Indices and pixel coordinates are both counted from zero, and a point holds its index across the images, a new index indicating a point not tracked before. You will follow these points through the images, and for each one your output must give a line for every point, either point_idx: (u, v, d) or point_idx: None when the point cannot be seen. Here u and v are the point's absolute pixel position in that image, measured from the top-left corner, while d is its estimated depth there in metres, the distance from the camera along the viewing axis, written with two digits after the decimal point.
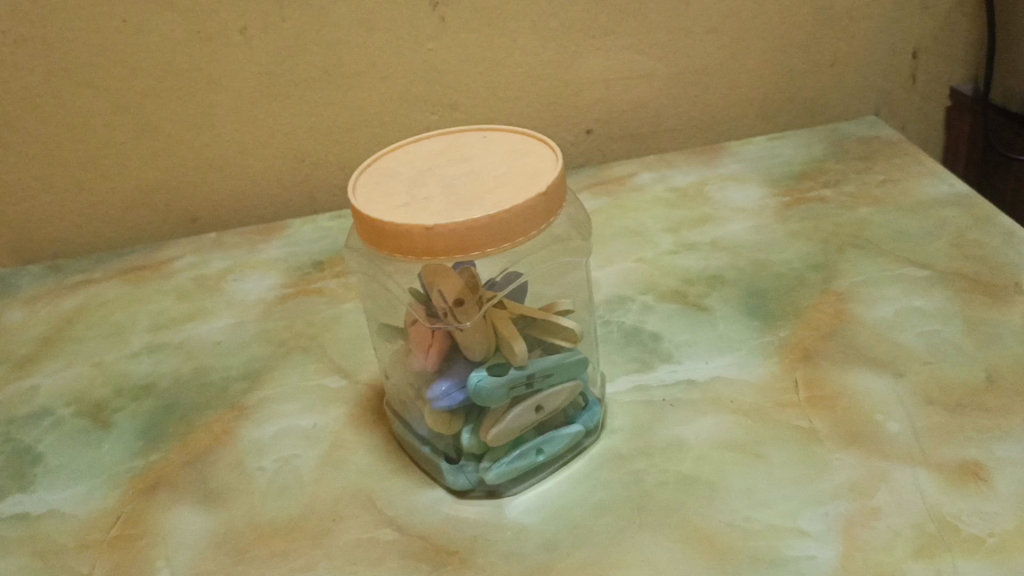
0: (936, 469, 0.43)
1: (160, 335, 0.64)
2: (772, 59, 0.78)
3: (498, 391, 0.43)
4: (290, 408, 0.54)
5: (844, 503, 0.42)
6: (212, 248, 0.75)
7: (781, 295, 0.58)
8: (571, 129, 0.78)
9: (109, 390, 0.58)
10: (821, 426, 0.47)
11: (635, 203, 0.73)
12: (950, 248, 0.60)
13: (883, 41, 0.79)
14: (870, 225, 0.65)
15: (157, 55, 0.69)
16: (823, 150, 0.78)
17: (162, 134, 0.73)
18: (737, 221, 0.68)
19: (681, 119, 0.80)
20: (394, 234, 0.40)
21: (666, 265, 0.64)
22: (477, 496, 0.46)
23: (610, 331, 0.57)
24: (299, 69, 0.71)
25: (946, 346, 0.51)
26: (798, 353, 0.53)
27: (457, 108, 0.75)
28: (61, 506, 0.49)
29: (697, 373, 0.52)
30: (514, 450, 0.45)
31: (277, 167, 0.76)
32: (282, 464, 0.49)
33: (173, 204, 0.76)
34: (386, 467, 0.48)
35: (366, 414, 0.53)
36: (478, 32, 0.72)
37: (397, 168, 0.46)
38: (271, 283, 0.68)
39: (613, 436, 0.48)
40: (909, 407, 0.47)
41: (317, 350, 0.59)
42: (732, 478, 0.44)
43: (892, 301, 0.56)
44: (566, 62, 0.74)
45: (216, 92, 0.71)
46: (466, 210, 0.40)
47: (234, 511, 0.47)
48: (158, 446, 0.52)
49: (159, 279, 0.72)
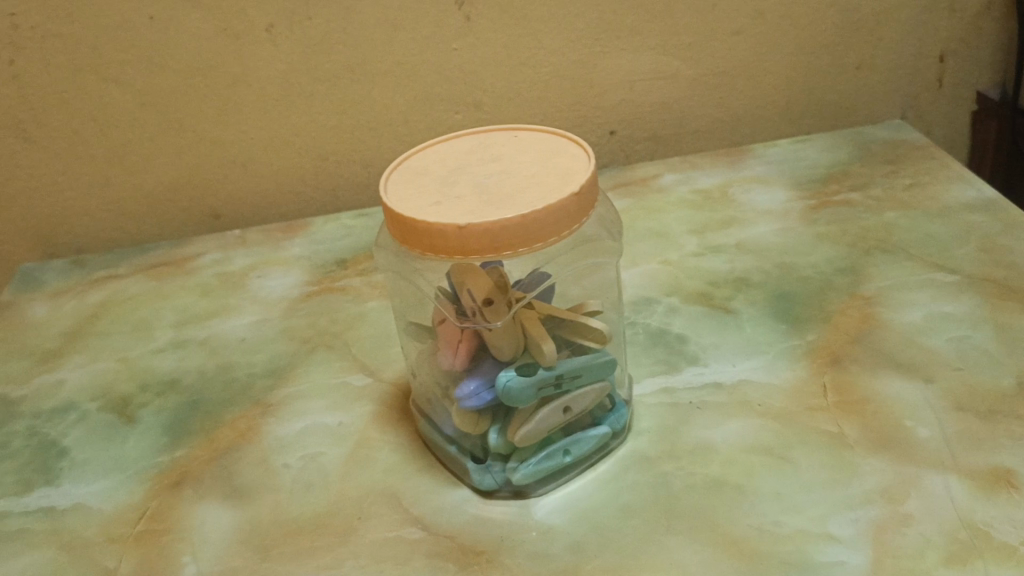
0: (967, 476, 0.43)
1: (184, 330, 0.64)
2: (797, 62, 0.78)
3: (527, 391, 0.43)
4: (315, 406, 0.54)
5: (875, 509, 0.42)
6: (236, 244, 0.76)
7: (808, 298, 0.58)
8: (595, 130, 0.78)
9: (134, 385, 0.59)
10: (850, 431, 0.47)
11: (659, 204, 0.73)
12: (979, 253, 0.60)
13: (911, 45, 0.78)
14: (897, 229, 0.64)
15: (184, 52, 0.69)
16: (849, 153, 0.77)
17: (187, 131, 0.73)
18: (763, 224, 0.68)
19: (706, 120, 0.80)
20: (426, 232, 0.40)
21: (691, 267, 0.64)
22: (503, 496, 0.46)
23: (635, 332, 0.57)
24: (324, 68, 0.71)
25: (976, 351, 0.51)
26: (826, 357, 0.52)
27: (481, 107, 0.75)
28: (87, 500, 0.49)
29: (724, 376, 0.52)
30: (541, 451, 0.45)
31: (301, 165, 0.76)
32: (307, 462, 0.49)
33: (197, 200, 0.77)
34: (411, 466, 0.48)
35: (391, 412, 0.53)
36: (504, 32, 0.71)
37: (428, 167, 0.46)
38: (294, 281, 0.69)
39: (639, 438, 0.48)
40: (939, 413, 0.47)
41: (342, 348, 0.59)
42: (760, 482, 0.44)
43: (921, 306, 0.56)
44: (591, 62, 0.74)
45: (242, 89, 0.72)
46: (499, 210, 0.40)
47: (260, 508, 0.47)
48: (183, 442, 0.52)
49: (182, 275, 0.72)
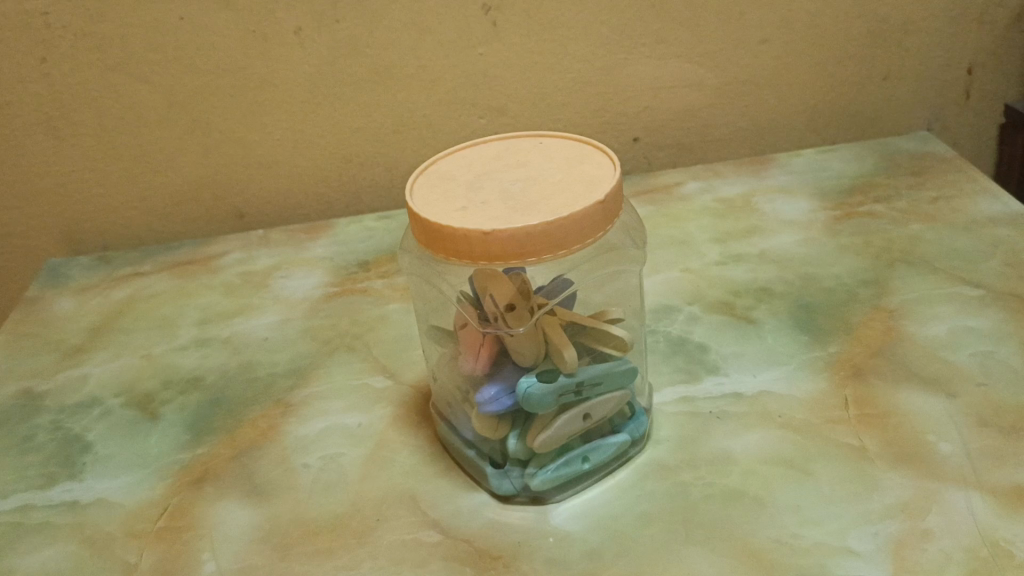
0: (990, 493, 0.43)
1: (207, 329, 0.65)
2: (824, 71, 0.77)
3: (547, 398, 0.43)
4: (336, 406, 0.54)
5: (895, 523, 0.42)
6: (259, 244, 0.76)
7: (831, 310, 0.58)
8: (618, 136, 0.78)
9: (157, 381, 0.59)
10: (871, 444, 0.46)
11: (681, 212, 0.73)
12: (1004, 267, 0.59)
13: (938, 56, 0.78)
14: (922, 241, 0.64)
15: (212, 53, 0.70)
16: (874, 164, 0.77)
17: (213, 131, 0.74)
18: (786, 234, 0.68)
19: (730, 129, 0.79)
20: (451, 238, 0.40)
21: (712, 275, 0.64)
22: (521, 502, 0.46)
23: (656, 341, 0.57)
24: (351, 70, 0.72)
25: (999, 366, 0.51)
26: (848, 369, 0.52)
27: (505, 112, 0.75)
28: (110, 495, 0.49)
29: (745, 387, 0.52)
30: (560, 457, 0.45)
31: (326, 167, 0.76)
32: (327, 462, 0.50)
33: (223, 200, 0.77)
34: (430, 469, 0.49)
35: (411, 415, 0.53)
36: (529, 37, 0.72)
37: (454, 172, 0.46)
38: (317, 281, 0.69)
39: (658, 446, 0.48)
40: (962, 428, 0.47)
41: (363, 350, 0.60)
42: (780, 494, 0.44)
43: (945, 320, 0.55)
44: (616, 69, 0.74)
45: (268, 91, 0.72)
46: (524, 216, 0.40)
47: (280, 507, 0.47)
48: (205, 439, 0.53)
49: (206, 273, 0.72)
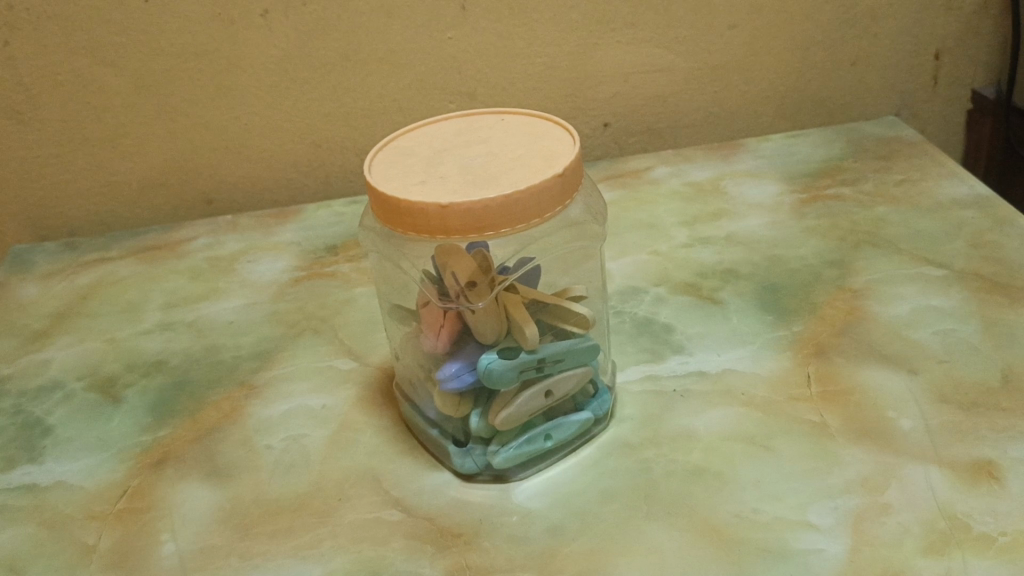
0: (949, 467, 0.43)
1: (172, 313, 0.64)
2: (793, 57, 0.78)
3: (508, 374, 0.43)
4: (300, 388, 0.54)
5: (855, 497, 0.42)
6: (227, 229, 0.75)
7: (796, 290, 0.58)
8: (589, 121, 0.78)
9: (120, 365, 0.59)
10: (832, 420, 0.47)
11: (650, 196, 0.73)
12: (968, 248, 0.60)
13: (906, 42, 0.78)
14: (888, 223, 0.64)
15: (177, 37, 0.69)
16: (842, 148, 0.77)
17: (181, 115, 0.73)
18: (753, 217, 0.68)
19: (700, 114, 0.80)
20: (410, 212, 0.39)
21: (680, 258, 0.64)
22: (483, 480, 0.45)
23: (621, 321, 0.57)
24: (319, 54, 0.71)
25: (961, 345, 0.51)
26: (810, 348, 0.52)
27: (475, 97, 0.75)
28: (69, 478, 0.49)
29: (709, 366, 0.52)
30: (523, 435, 0.45)
31: (294, 151, 0.76)
32: (290, 443, 0.49)
33: (190, 185, 0.77)
34: (394, 449, 0.48)
35: (375, 396, 0.53)
36: (499, 21, 0.71)
37: (415, 147, 0.46)
38: (284, 266, 0.68)
39: (621, 425, 0.48)
40: (923, 404, 0.47)
41: (328, 332, 0.59)
42: (740, 469, 0.44)
43: (909, 299, 0.55)
44: (586, 54, 0.74)
45: (235, 75, 0.72)
46: (482, 190, 0.40)
47: (241, 488, 0.47)
48: (167, 422, 0.52)
49: (174, 258, 0.72)
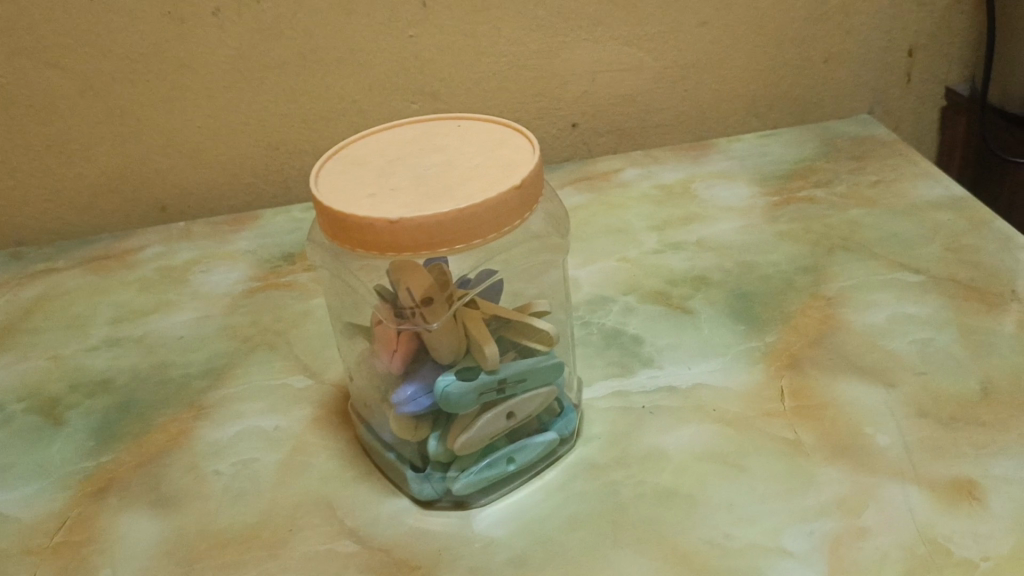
0: (928, 486, 0.41)
1: (120, 328, 0.61)
2: (764, 53, 0.76)
3: (468, 396, 0.40)
4: (252, 408, 0.51)
5: (831, 520, 0.40)
6: (181, 237, 0.72)
7: (769, 298, 0.56)
8: (556, 122, 0.76)
9: (63, 384, 0.56)
10: (807, 438, 0.45)
11: (619, 200, 0.70)
12: (944, 252, 0.58)
13: (879, 38, 0.77)
14: (862, 227, 0.62)
15: (125, 37, 0.66)
16: (814, 148, 0.75)
17: (131, 118, 0.70)
18: (725, 221, 0.66)
19: (670, 113, 0.78)
20: (358, 228, 0.37)
21: (649, 264, 0.62)
22: (443, 507, 0.43)
23: (589, 333, 0.55)
24: (275, 53, 0.68)
25: (939, 355, 0.49)
26: (784, 360, 0.50)
27: (438, 98, 0.73)
28: (4, 509, 0.46)
29: (679, 380, 0.50)
30: (484, 459, 0.43)
31: (251, 155, 0.73)
32: (240, 468, 0.47)
33: (143, 191, 0.74)
34: (349, 473, 0.46)
35: (331, 416, 0.50)
36: (462, 20, 0.69)
37: (366, 156, 0.43)
38: (239, 276, 0.66)
39: (588, 444, 0.46)
40: (901, 419, 0.45)
41: (283, 347, 0.57)
42: (712, 492, 0.42)
43: (884, 307, 0.54)
44: (553, 52, 0.72)
45: (187, 76, 0.69)
46: (435, 204, 0.37)
47: (187, 518, 0.44)
48: (111, 446, 0.50)
49: (124, 268, 0.69)
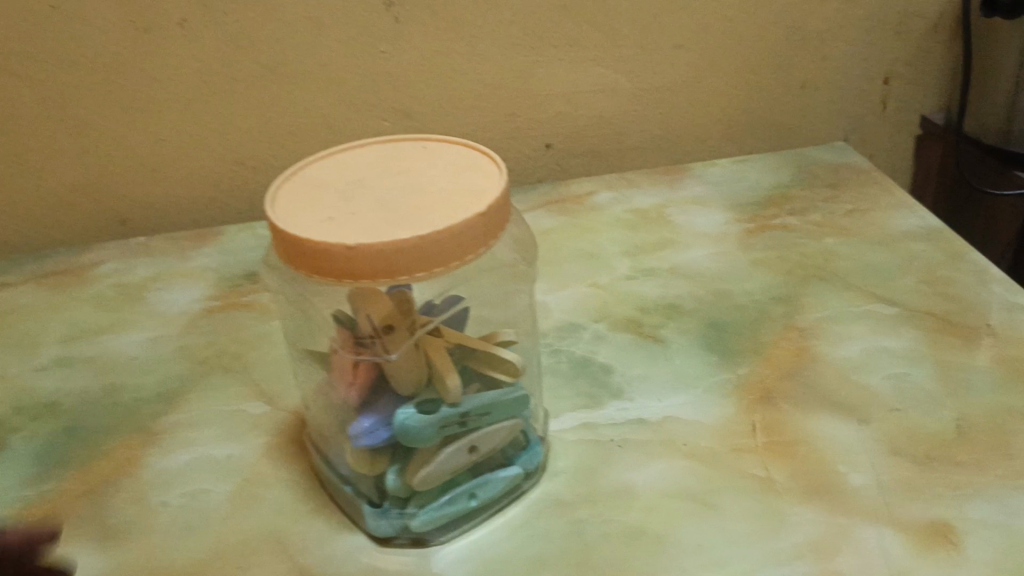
0: (903, 529, 0.40)
1: (71, 347, 0.58)
2: (741, 78, 0.75)
3: (428, 430, 0.38)
4: (205, 435, 0.49)
5: (804, 564, 0.38)
6: (140, 253, 0.70)
7: (742, 328, 0.55)
8: (530, 142, 0.74)
9: (7, 407, 0.53)
10: (779, 476, 0.43)
11: (592, 223, 0.69)
12: (919, 284, 0.57)
13: (856, 65, 0.76)
14: (837, 256, 0.62)
15: (87, 46, 0.64)
16: (790, 175, 0.75)
17: (92, 130, 0.68)
18: (699, 247, 0.65)
19: (645, 136, 0.77)
20: (314, 253, 0.35)
21: (621, 291, 0.60)
22: (400, 544, 0.41)
23: (558, 362, 0.53)
24: (242, 66, 0.67)
25: (914, 390, 0.48)
26: (757, 393, 0.49)
27: (410, 115, 0.71)
28: None
29: (649, 412, 0.48)
30: (444, 495, 0.41)
31: (216, 169, 0.71)
32: (190, 500, 0.45)
33: (103, 204, 0.71)
34: (303, 507, 0.44)
35: (287, 445, 0.48)
36: (435, 37, 0.67)
37: (326, 177, 0.42)
38: (198, 295, 0.63)
39: (554, 479, 0.44)
40: (875, 457, 0.44)
41: (240, 371, 0.54)
42: (681, 532, 0.40)
43: (859, 339, 0.53)
44: (527, 72, 0.71)
45: (151, 88, 0.67)
46: (395, 229, 0.35)
47: (130, 553, 0.42)
48: (54, 474, 0.47)
49: (79, 284, 0.66)
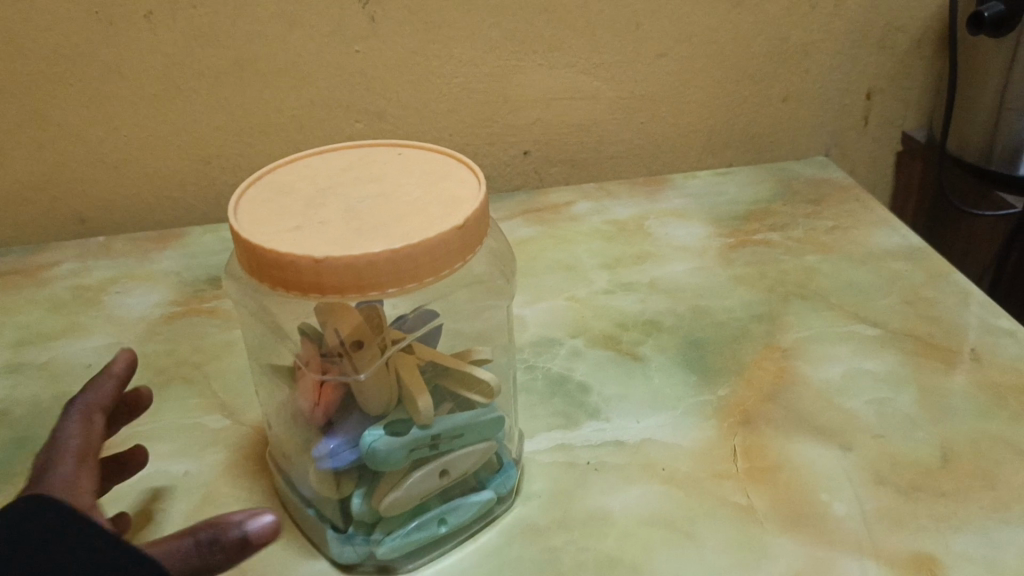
0: (887, 562, 0.38)
1: (22, 352, 0.56)
2: (723, 89, 0.74)
3: (397, 453, 0.36)
4: (161, 450, 0.47)
5: None
6: (99, 254, 0.67)
7: (722, 347, 0.53)
8: (507, 149, 0.73)
9: None
10: (759, 503, 0.42)
11: (570, 234, 0.68)
12: (901, 304, 0.56)
13: (839, 79, 0.75)
14: (819, 274, 0.60)
15: (47, 37, 0.61)
16: (770, 189, 0.74)
17: (51, 124, 0.65)
18: (678, 262, 0.63)
19: (624, 145, 0.75)
20: (277, 265, 0.33)
21: (599, 305, 0.59)
22: (365, 571, 0.39)
23: (533, 379, 0.51)
24: (210, 62, 0.64)
25: (898, 416, 0.47)
26: (737, 416, 0.47)
27: (385, 118, 0.69)
28: None
29: (627, 434, 0.47)
30: (413, 520, 0.39)
31: (180, 168, 0.68)
32: (141, 520, 0.42)
33: (62, 201, 0.69)
34: None
35: (247, 462, 0.46)
36: (412, 38, 0.65)
37: (295, 183, 0.40)
38: (159, 300, 0.61)
39: (527, 503, 0.42)
40: (858, 486, 0.43)
41: (201, 382, 0.52)
42: (659, 563, 0.39)
43: (841, 361, 0.51)
44: (506, 76, 0.69)
45: (114, 82, 0.64)
46: (365, 242, 0.33)
47: None
48: None
49: (33, 285, 0.63)
